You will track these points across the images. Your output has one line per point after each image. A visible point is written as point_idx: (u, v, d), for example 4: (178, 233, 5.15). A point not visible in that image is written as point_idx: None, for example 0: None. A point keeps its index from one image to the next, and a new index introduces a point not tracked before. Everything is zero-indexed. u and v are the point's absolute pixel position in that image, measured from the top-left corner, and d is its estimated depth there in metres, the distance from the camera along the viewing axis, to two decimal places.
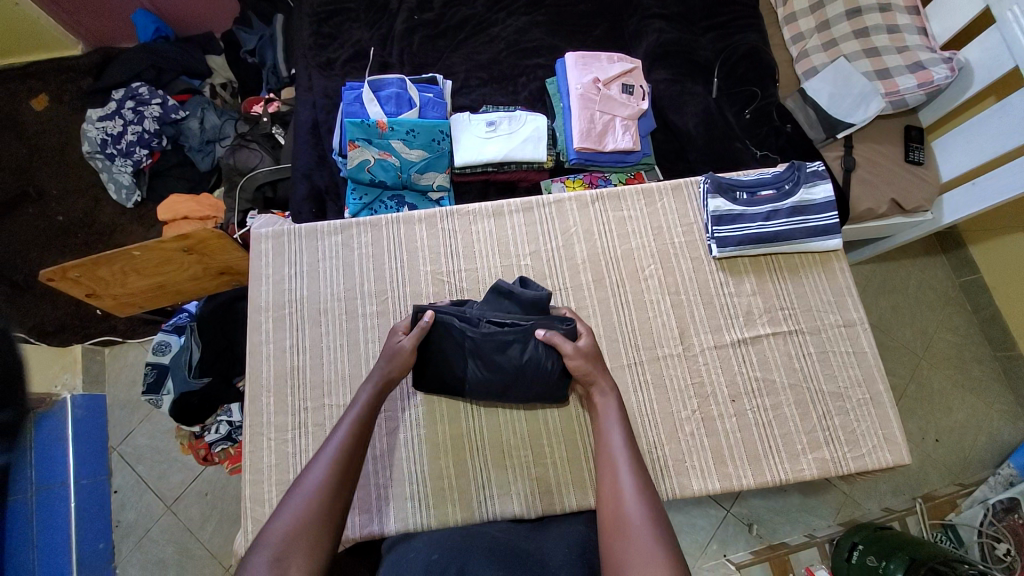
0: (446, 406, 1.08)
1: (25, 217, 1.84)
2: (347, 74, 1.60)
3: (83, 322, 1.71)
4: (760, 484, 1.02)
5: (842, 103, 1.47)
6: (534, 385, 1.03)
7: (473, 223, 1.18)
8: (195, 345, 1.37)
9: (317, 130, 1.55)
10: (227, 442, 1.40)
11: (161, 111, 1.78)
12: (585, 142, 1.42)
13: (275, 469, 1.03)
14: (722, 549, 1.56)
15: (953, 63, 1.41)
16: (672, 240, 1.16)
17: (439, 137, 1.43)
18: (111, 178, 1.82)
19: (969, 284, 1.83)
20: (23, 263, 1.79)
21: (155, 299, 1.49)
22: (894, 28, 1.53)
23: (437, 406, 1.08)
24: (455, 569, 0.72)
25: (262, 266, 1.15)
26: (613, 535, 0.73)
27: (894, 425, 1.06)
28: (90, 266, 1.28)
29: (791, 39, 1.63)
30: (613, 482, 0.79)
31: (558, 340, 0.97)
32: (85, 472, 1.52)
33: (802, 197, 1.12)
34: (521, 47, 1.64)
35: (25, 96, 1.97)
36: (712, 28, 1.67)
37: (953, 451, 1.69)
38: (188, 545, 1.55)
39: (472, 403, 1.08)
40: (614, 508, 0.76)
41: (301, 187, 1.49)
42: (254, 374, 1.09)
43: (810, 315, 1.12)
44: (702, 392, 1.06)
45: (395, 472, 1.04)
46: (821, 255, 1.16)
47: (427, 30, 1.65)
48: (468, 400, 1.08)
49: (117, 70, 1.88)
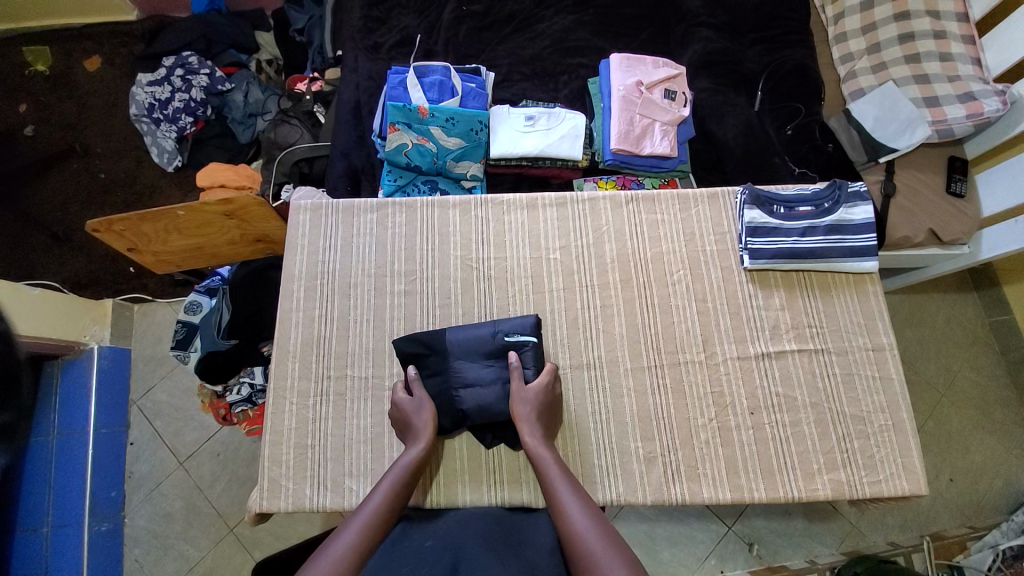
0: (442, 450, 1.05)
1: (70, 172, 1.91)
2: (393, 59, 1.63)
3: (116, 278, 1.77)
4: (772, 499, 1.01)
5: (888, 128, 1.45)
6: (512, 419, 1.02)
7: (507, 212, 1.19)
8: (225, 307, 1.42)
9: (358, 110, 1.58)
10: (247, 404, 1.41)
11: (208, 81, 1.84)
12: (622, 144, 1.42)
13: (294, 433, 1.06)
14: (720, 565, 1.55)
15: (1005, 96, 1.38)
16: (703, 247, 1.16)
17: (477, 127, 1.43)
18: (155, 142, 1.87)
19: (999, 324, 1.79)
20: (64, 216, 1.85)
21: (192, 260, 1.53)
22: (947, 56, 1.50)
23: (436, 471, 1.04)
24: (451, 559, 0.76)
25: (298, 237, 1.18)
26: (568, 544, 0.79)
27: (914, 454, 1.04)
28: (133, 221, 1.33)
29: (841, 59, 1.61)
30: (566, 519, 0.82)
31: (518, 375, 1.01)
32: (105, 422, 1.57)
33: (842, 215, 1.10)
34: (567, 45, 1.65)
35: (80, 56, 2.04)
36: (760, 41, 1.66)
37: (967, 492, 1.66)
38: (196, 502, 1.58)
39: (493, 450, 1.05)
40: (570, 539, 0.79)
41: (338, 165, 1.52)
42: (282, 339, 1.12)
43: (837, 336, 1.10)
44: (720, 400, 1.05)
45: (377, 466, 1.04)
46: (855, 277, 1.14)
47: (474, 21, 1.66)
48: (464, 464, 1.04)
49: (168, 38, 1.93)
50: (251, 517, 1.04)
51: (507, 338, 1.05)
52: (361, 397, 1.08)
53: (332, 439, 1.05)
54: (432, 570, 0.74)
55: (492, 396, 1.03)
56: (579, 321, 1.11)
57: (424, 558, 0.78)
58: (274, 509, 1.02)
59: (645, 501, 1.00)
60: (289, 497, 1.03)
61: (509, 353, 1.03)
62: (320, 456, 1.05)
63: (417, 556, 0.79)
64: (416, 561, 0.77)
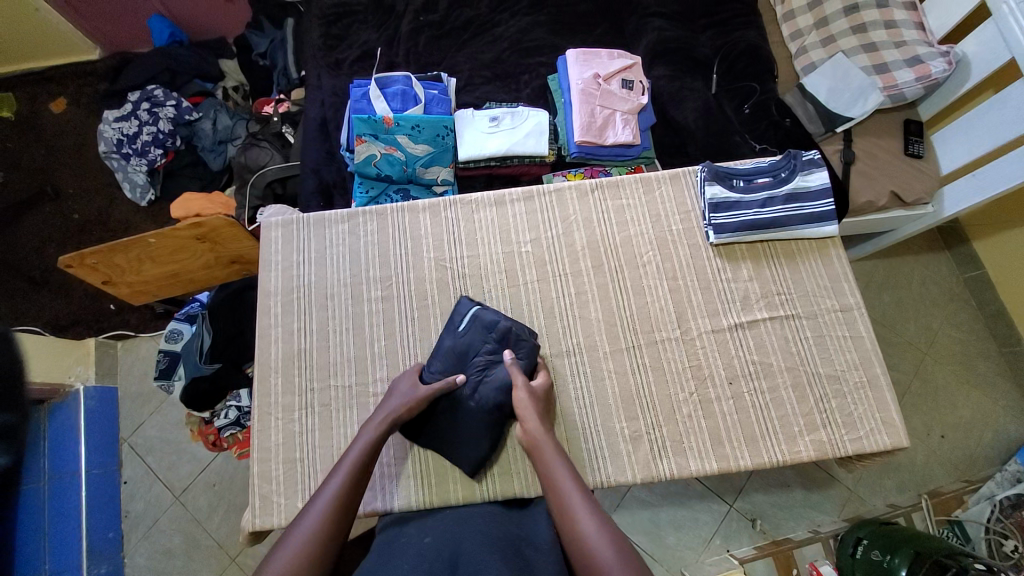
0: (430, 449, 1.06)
1: (42, 215, 1.90)
2: (355, 73, 1.65)
3: (97, 317, 1.76)
4: (757, 465, 1.03)
5: (841, 97, 1.49)
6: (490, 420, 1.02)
7: (476, 211, 1.21)
8: (205, 332, 1.42)
9: (325, 127, 1.60)
10: (235, 428, 1.42)
11: (175, 112, 1.84)
12: (585, 136, 1.45)
13: (282, 448, 1.07)
14: (725, 544, 1.56)
15: (950, 57, 1.43)
16: (669, 227, 1.18)
17: (443, 132, 1.46)
18: (126, 177, 1.87)
19: (972, 280, 1.83)
20: (39, 260, 1.84)
21: (169, 288, 1.53)
22: (891, 24, 1.54)
23: (428, 471, 1.05)
24: (449, 554, 0.78)
25: (271, 253, 1.19)
26: (563, 519, 0.79)
27: (892, 408, 1.07)
28: (106, 253, 1.33)
29: (790, 36, 1.66)
30: (562, 495, 0.82)
31: (517, 372, 1.00)
32: (96, 462, 1.56)
33: (799, 183, 1.14)
34: (524, 46, 1.69)
35: (44, 99, 2.04)
36: (712, 25, 1.70)
37: (959, 447, 1.69)
38: (197, 534, 1.57)
39: None
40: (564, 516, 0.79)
41: (309, 181, 1.53)
42: (263, 356, 1.12)
43: (806, 301, 1.13)
44: (699, 373, 1.08)
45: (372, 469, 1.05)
46: (818, 242, 1.17)
47: (432, 30, 1.69)
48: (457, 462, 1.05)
49: (131, 73, 1.93)
50: (245, 538, 1.05)
51: (461, 329, 1.07)
52: (346, 406, 1.08)
53: (321, 450, 1.06)
54: (432, 567, 0.75)
55: (496, 383, 1.03)
56: (555, 310, 1.13)
57: (422, 555, 0.79)
58: (268, 526, 1.02)
59: (634, 479, 1.02)
60: (282, 512, 1.03)
61: (505, 350, 1.02)
62: (310, 469, 1.05)
63: (415, 553, 0.80)
64: (413, 557, 0.79)
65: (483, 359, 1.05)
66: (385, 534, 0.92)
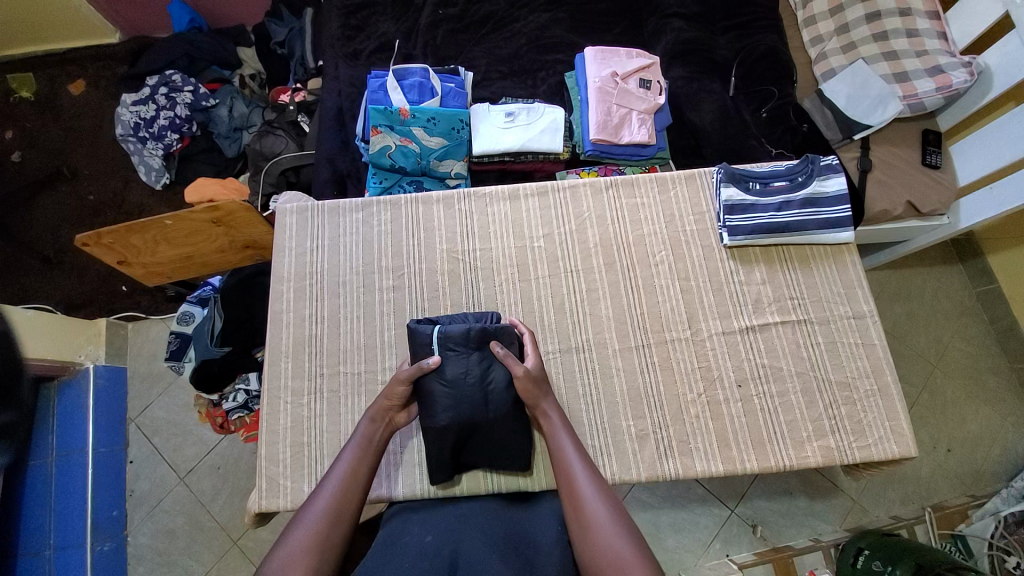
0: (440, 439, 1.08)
1: (58, 195, 1.92)
2: (373, 64, 1.66)
3: (109, 297, 1.78)
4: (763, 469, 1.02)
5: (860, 105, 1.48)
6: (500, 420, 0.99)
7: (489, 204, 1.21)
8: (217, 316, 1.42)
9: (341, 117, 1.60)
10: (243, 411, 1.45)
11: (192, 98, 1.86)
12: (601, 134, 1.45)
13: (290, 431, 1.07)
14: (725, 548, 1.55)
15: (972, 67, 1.42)
16: (683, 228, 1.18)
17: (458, 126, 1.46)
18: (142, 160, 1.89)
19: (986, 294, 1.81)
20: (54, 239, 1.86)
21: (184, 270, 1.55)
22: (913, 32, 1.53)
23: None
24: (450, 563, 0.76)
25: (285, 239, 1.20)
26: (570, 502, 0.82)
27: (901, 417, 1.06)
28: (123, 232, 1.34)
29: (810, 42, 1.64)
30: (572, 480, 0.84)
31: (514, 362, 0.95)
32: (103, 441, 1.57)
33: (815, 188, 1.13)
34: (542, 42, 1.68)
35: (63, 81, 2.06)
36: (731, 28, 1.69)
37: (965, 462, 1.67)
38: (201, 515, 1.58)
39: None
40: (573, 500, 0.82)
41: (323, 170, 1.54)
42: (274, 340, 1.13)
43: (819, 306, 1.12)
44: (708, 375, 1.07)
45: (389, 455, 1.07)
46: (833, 248, 1.17)
47: (451, 23, 1.69)
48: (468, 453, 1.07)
49: (150, 57, 1.95)
50: (250, 518, 1.05)
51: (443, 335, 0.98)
52: (355, 393, 1.09)
53: (328, 435, 1.07)
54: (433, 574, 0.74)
55: (501, 385, 0.98)
56: (565, 306, 1.13)
57: (422, 558, 0.78)
58: (273, 508, 1.03)
59: (639, 478, 1.02)
60: (288, 495, 1.04)
61: (492, 344, 0.96)
62: (317, 453, 1.06)
63: (416, 555, 0.79)
64: (415, 561, 0.77)
65: (471, 370, 0.98)
66: (388, 527, 0.91)
